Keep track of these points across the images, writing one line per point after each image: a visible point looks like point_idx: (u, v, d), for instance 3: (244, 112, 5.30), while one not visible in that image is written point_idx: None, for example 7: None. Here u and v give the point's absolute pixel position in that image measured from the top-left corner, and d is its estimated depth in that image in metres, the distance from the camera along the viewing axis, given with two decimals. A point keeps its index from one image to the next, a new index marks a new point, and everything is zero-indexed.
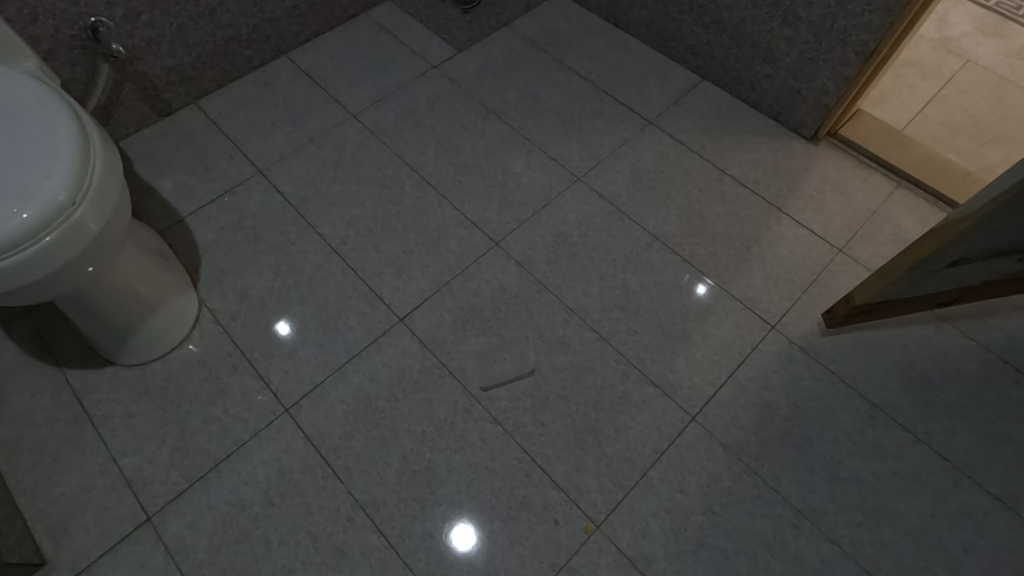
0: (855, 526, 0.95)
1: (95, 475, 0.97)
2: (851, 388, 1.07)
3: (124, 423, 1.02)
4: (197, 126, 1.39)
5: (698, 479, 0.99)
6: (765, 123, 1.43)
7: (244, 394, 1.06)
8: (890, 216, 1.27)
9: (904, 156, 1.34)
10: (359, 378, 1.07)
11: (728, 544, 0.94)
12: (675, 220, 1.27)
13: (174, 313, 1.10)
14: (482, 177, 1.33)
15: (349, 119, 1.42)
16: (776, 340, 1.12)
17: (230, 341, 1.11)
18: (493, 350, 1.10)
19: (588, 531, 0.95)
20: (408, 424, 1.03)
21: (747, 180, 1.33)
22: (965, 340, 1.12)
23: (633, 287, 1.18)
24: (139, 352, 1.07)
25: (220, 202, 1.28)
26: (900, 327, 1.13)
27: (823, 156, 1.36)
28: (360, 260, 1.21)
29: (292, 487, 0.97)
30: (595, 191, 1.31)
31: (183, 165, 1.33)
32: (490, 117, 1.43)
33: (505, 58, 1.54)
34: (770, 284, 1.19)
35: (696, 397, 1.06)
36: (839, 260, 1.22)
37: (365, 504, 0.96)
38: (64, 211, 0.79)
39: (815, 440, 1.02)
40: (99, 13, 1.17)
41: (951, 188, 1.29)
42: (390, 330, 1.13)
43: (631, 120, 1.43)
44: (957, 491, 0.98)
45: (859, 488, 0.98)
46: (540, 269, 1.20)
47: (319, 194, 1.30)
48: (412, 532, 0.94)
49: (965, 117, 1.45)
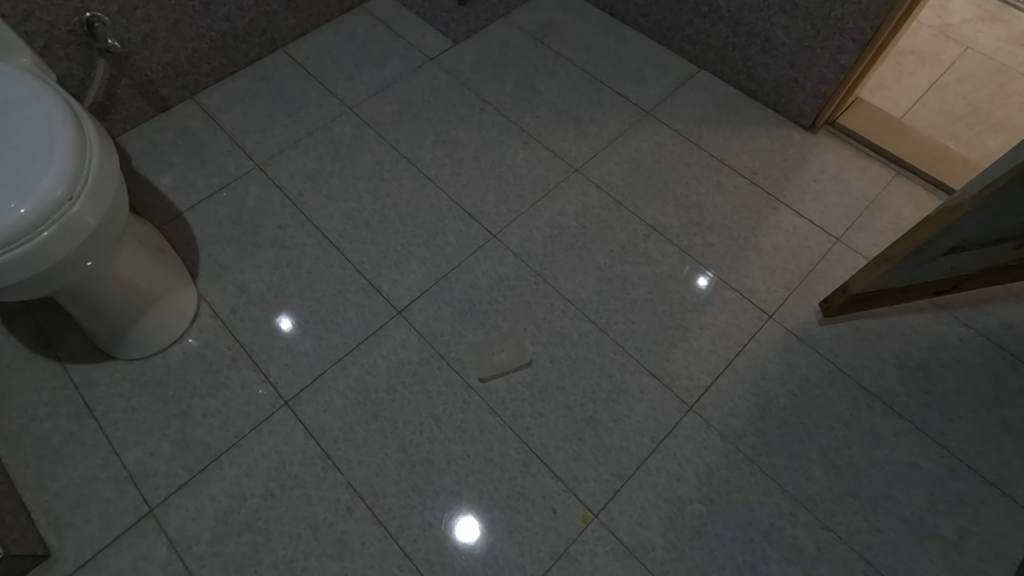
0: (852, 513, 0.95)
1: (98, 468, 0.98)
2: (849, 376, 1.07)
3: (126, 417, 1.03)
4: (195, 121, 1.39)
5: (696, 468, 0.99)
6: (763, 112, 1.42)
7: (244, 387, 1.06)
8: (888, 205, 1.27)
9: (902, 144, 1.33)
10: (358, 371, 1.08)
11: (725, 531, 0.94)
12: (673, 210, 1.27)
13: (173, 307, 1.10)
14: (480, 169, 1.33)
15: (346, 112, 1.42)
16: (774, 330, 1.12)
17: (229, 335, 1.12)
18: (490, 342, 1.11)
19: (586, 520, 0.95)
20: (407, 416, 1.04)
21: (745, 170, 1.33)
22: (963, 327, 1.12)
23: (631, 278, 1.18)
24: (139, 346, 1.08)
25: (218, 196, 1.28)
26: (897, 315, 1.13)
27: (821, 145, 1.36)
28: (358, 253, 1.21)
29: (292, 478, 0.98)
30: (592, 182, 1.31)
31: (181, 160, 1.33)
32: (486, 109, 1.43)
33: (501, 50, 1.53)
34: (767, 274, 1.19)
35: (693, 387, 1.07)
36: (837, 249, 1.22)
37: (364, 495, 0.97)
38: (61, 205, 0.80)
39: (812, 428, 1.03)
40: (94, 8, 1.17)
41: (950, 176, 1.28)
42: (388, 322, 1.13)
43: (628, 111, 1.42)
44: (954, 478, 0.98)
45: (855, 475, 0.98)
46: (538, 261, 1.20)
47: (316, 187, 1.30)
48: (412, 522, 0.95)
49: (964, 105, 1.44)
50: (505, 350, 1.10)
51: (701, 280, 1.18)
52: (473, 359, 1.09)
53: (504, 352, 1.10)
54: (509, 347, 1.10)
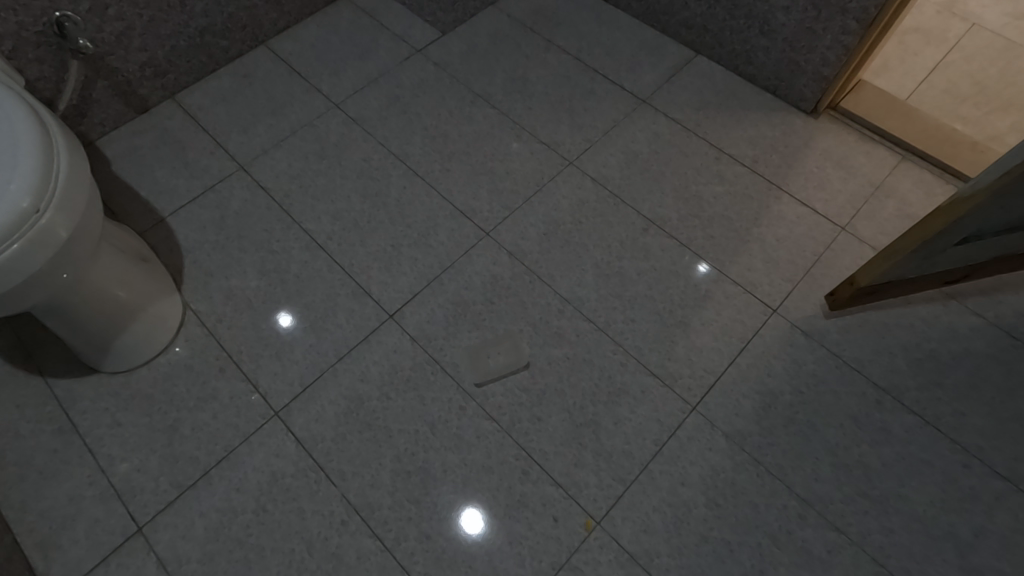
0: (862, 514, 0.92)
1: (84, 486, 0.95)
2: (856, 371, 1.04)
3: (112, 432, 1.00)
4: (176, 122, 1.35)
5: (700, 471, 0.96)
6: (763, 97, 1.37)
7: (233, 398, 1.03)
8: (894, 191, 1.22)
9: (907, 127, 1.29)
10: (350, 378, 1.05)
11: (732, 536, 0.91)
12: (672, 202, 1.23)
13: (158, 317, 1.07)
14: (471, 164, 1.29)
15: (332, 108, 1.37)
16: (778, 325, 1.09)
17: (216, 344, 1.08)
18: (484, 344, 1.07)
19: (588, 528, 0.92)
20: (401, 423, 1.00)
21: (746, 159, 1.28)
22: (973, 317, 1.08)
23: (630, 274, 1.14)
24: (124, 359, 1.04)
25: (202, 200, 1.24)
26: (905, 306, 1.09)
27: (824, 130, 1.31)
28: (347, 255, 1.17)
29: (285, 492, 0.95)
30: (588, 175, 1.27)
31: (162, 163, 1.29)
32: (477, 102, 1.38)
33: (491, 39, 1.48)
34: (771, 266, 1.15)
35: (696, 386, 1.03)
36: (842, 238, 1.18)
37: (359, 507, 0.94)
38: (29, 217, 0.76)
39: (820, 426, 0.99)
40: (63, 7, 1.12)
41: (958, 159, 1.24)
42: (380, 327, 1.09)
43: (623, 100, 1.38)
44: (967, 474, 0.95)
45: (865, 475, 0.95)
46: (533, 259, 1.16)
47: (303, 188, 1.26)
48: (409, 534, 0.92)
49: (971, 84, 1.39)
50: (500, 353, 1.06)
51: (701, 267, 1.15)
52: (467, 362, 1.06)
53: (499, 354, 1.06)
54: (504, 349, 1.07)
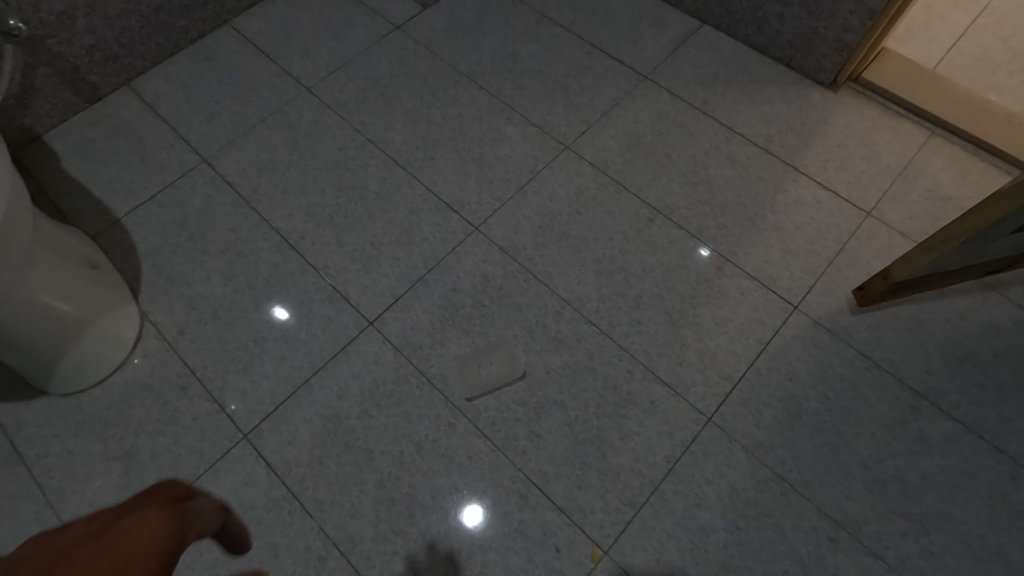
0: (900, 535, 0.83)
1: (30, 524, 0.85)
2: (889, 373, 0.94)
3: (62, 462, 0.90)
4: (132, 111, 1.22)
5: (718, 491, 0.86)
6: (776, 70, 1.25)
7: (196, 420, 0.93)
8: (924, 170, 1.11)
9: (937, 100, 1.17)
10: (326, 394, 0.94)
11: (756, 564, 0.82)
12: (679, 189, 1.12)
13: (110, 331, 0.96)
14: (457, 151, 1.17)
15: (304, 93, 1.25)
16: (801, 323, 0.98)
17: (177, 359, 0.98)
18: (472, 356, 0.96)
19: (594, 558, 0.83)
20: (384, 444, 0.90)
21: (759, 139, 1.16)
22: (1016, 310, 0.97)
23: (635, 270, 1.04)
24: (72, 379, 0.93)
25: (161, 198, 1.13)
26: (941, 299, 0.99)
27: (844, 105, 1.19)
28: (322, 256, 1.06)
29: (255, 525, 0.85)
30: (586, 161, 1.15)
31: (117, 158, 1.17)
32: (462, 82, 1.26)
33: (477, 13, 1.35)
34: (790, 258, 1.04)
35: (711, 395, 0.93)
36: (868, 224, 1.06)
37: (339, 541, 0.84)
38: None
39: (850, 437, 0.89)
40: None
41: (993, 134, 1.12)
42: (359, 336, 0.99)
43: (623, 76, 1.25)
44: (1016, 487, 0.85)
45: (902, 490, 0.86)
46: (527, 255, 1.05)
47: (272, 182, 1.14)
48: (395, 570, 0.83)
49: (1004, 50, 1.27)
50: (489, 366, 0.95)
51: (702, 252, 1.05)
52: (453, 376, 0.95)
53: (488, 368, 0.95)
54: (493, 362, 0.96)
